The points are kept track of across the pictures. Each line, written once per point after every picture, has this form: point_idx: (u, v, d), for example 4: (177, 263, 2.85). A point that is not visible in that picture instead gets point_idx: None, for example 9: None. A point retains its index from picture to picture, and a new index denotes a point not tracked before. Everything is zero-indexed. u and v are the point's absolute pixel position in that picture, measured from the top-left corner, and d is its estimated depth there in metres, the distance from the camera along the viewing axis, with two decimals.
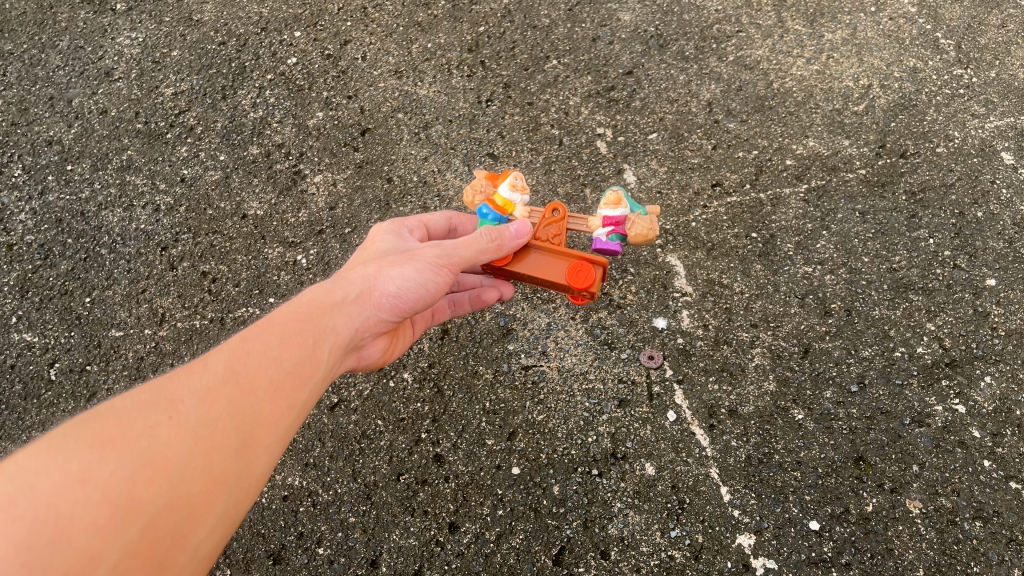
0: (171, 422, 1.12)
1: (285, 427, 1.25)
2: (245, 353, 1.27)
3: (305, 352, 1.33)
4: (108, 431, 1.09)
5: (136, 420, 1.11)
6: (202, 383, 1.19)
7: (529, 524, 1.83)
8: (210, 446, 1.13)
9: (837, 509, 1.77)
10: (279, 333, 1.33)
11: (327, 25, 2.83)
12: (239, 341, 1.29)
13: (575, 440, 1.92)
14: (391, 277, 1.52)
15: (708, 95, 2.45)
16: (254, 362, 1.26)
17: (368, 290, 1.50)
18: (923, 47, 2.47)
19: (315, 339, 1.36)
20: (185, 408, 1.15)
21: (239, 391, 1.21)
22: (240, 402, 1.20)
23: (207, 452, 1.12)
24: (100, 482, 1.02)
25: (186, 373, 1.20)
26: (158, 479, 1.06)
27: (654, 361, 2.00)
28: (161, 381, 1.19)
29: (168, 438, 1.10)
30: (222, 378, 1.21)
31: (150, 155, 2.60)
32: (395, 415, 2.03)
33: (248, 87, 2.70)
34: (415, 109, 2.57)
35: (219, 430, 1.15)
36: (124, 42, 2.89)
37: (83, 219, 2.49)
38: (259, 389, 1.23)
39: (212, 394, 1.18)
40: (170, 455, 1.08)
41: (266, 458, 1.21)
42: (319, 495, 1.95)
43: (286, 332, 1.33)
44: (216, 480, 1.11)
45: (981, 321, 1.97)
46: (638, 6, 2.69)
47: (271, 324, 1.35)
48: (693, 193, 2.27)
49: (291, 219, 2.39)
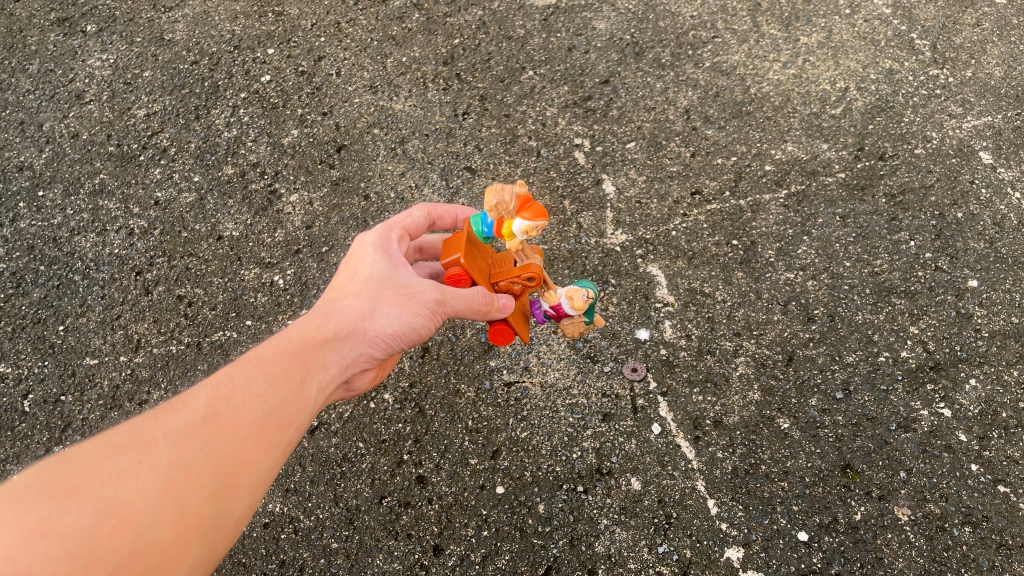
0: (142, 466, 1.08)
1: (266, 469, 1.21)
2: (229, 389, 1.23)
3: (291, 391, 1.28)
4: (73, 477, 1.05)
5: (105, 465, 1.07)
6: (179, 423, 1.15)
7: (514, 544, 1.80)
8: (184, 491, 1.09)
9: (825, 519, 1.75)
10: (266, 371, 1.28)
11: (300, 42, 2.81)
12: (222, 378, 1.25)
13: (559, 457, 1.90)
14: (384, 314, 1.49)
15: (685, 102, 2.44)
16: (237, 402, 1.22)
17: (359, 324, 1.46)
18: (898, 48, 2.47)
19: (303, 375, 1.32)
20: (157, 452, 1.11)
21: (220, 432, 1.17)
22: (218, 444, 1.16)
23: (180, 497, 1.08)
24: (61, 533, 0.99)
25: (163, 413, 1.17)
26: (123, 526, 1.02)
27: (638, 373, 1.98)
28: (139, 420, 1.15)
29: (136, 484, 1.06)
30: (202, 418, 1.17)
31: (123, 178, 2.56)
32: (376, 437, 2.00)
33: (221, 107, 2.68)
34: (391, 124, 2.55)
35: (195, 471, 1.12)
36: (95, 64, 2.86)
37: (55, 246, 2.46)
38: (240, 429, 1.19)
39: (189, 435, 1.14)
40: (137, 501, 1.05)
41: (244, 501, 1.17)
42: (300, 521, 1.92)
43: (274, 369, 1.29)
44: (188, 524, 1.08)
45: (964, 323, 1.96)
46: (612, 15, 2.69)
47: (257, 359, 1.30)
48: (673, 202, 2.25)
49: (267, 240, 2.36)
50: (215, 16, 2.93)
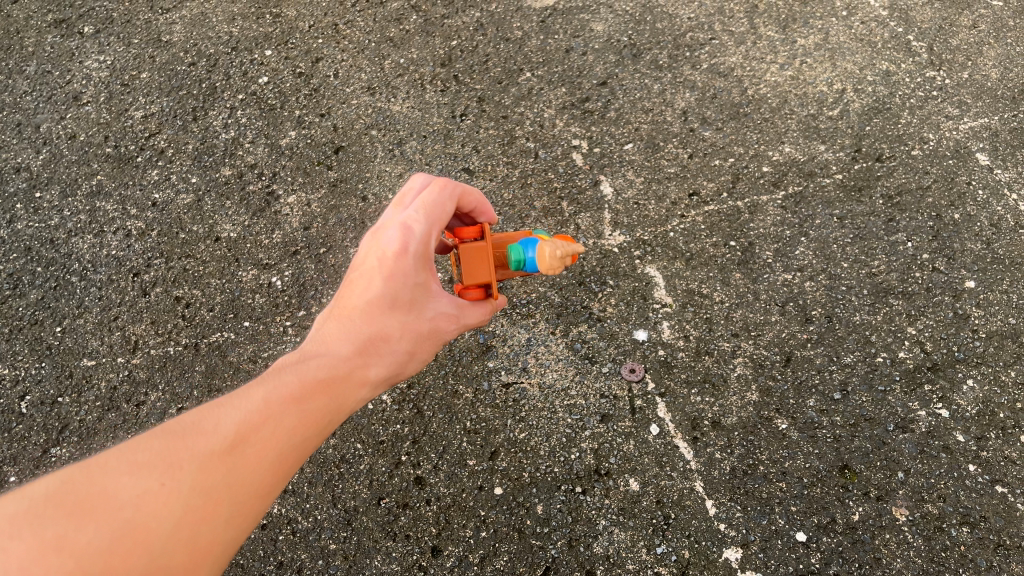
0: (162, 490, 1.02)
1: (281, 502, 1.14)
2: (260, 419, 1.14)
3: (320, 429, 1.20)
4: (92, 494, 1.00)
5: (124, 485, 1.01)
6: (206, 448, 1.08)
7: (513, 545, 1.80)
8: (204, 519, 1.03)
9: (824, 519, 1.75)
10: (298, 401, 1.19)
11: (298, 43, 2.81)
12: (253, 404, 1.15)
13: (558, 458, 1.90)
14: (418, 356, 1.38)
15: (683, 103, 2.45)
16: (267, 435, 1.13)
17: (395, 366, 1.33)
18: (895, 50, 2.47)
19: (334, 414, 1.23)
20: (179, 476, 1.04)
21: (245, 468, 1.09)
22: (243, 475, 1.08)
23: (197, 523, 1.03)
24: (76, 551, 0.94)
25: (190, 434, 1.09)
26: (137, 549, 0.97)
27: (636, 374, 1.98)
28: (163, 437, 1.08)
29: (155, 507, 1.01)
30: (230, 446, 1.10)
31: (120, 179, 2.56)
32: (373, 438, 2.00)
33: (219, 108, 2.67)
34: (389, 125, 2.55)
35: (215, 501, 1.05)
36: (92, 65, 2.86)
37: (52, 247, 2.45)
38: (266, 462, 1.11)
39: (214, 462, 1.07)
40: (155, 525, 1.00)
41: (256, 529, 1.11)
42: (298, 523, 1.91)
43: (306, 402, 1.19)
44: (202, 552, 1.02)
45: (961, 324, 1.97)
46: (610, 16, 2.69)
47: (290, 387, 1.20)
48: (671, 203, 2.25)
49: (265, 241, 2.36)
50: (212, 17, 2.93)
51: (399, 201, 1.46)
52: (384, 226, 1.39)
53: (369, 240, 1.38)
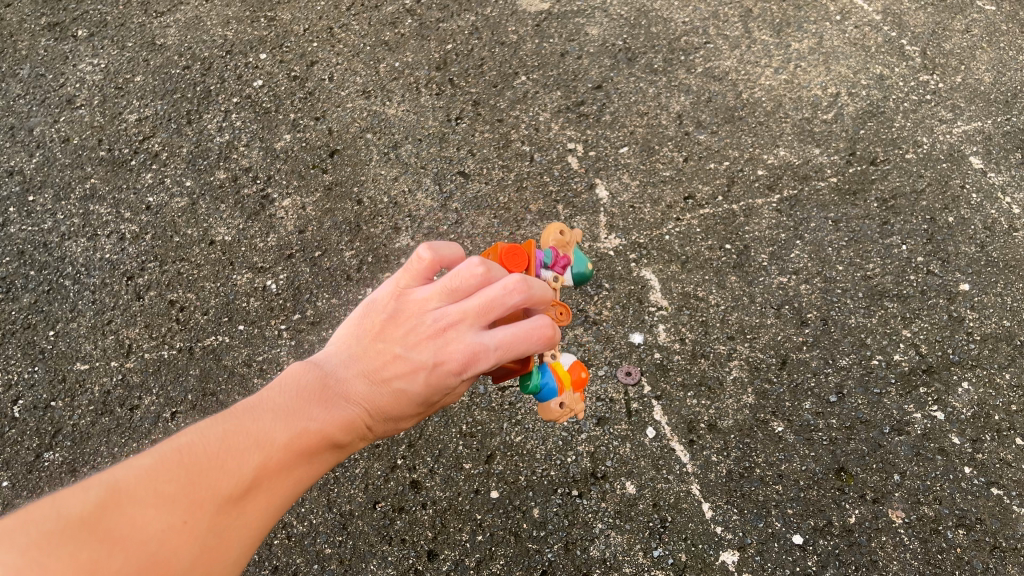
0: (183, 527, 0.95)
1: None
2: (277, 469, 1.04)
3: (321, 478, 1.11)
4: (117, 518, 0.93)
5: (148, 515, 0.94)
6: (226, 491, 0.99)
7: (509, 549, 1.79)
8: (217, 559, 0.98)
9: (820, 522, 1.75)
10: (313, 458, 1.08)
11: (293, 47, 2.80)
12: (274, 451, 1.04)
13: (554, 461, 1.89)
14: None
15: (678, 107, 2.45)
16: (280, 487, 1.04)
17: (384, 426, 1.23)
18: (889, 54, 2.49)
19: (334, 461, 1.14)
20: (200, 515, 0.97)
21: (253, 520, 1.02)
22: (253, 522, 1.02)
23: (211, 563, 0.98)
24: None
25: (214, 468, 1.00)
26: None
27: (632, 377, 1.98)
28: (187, 462, 0.99)
29: (176, 544, 0.94)
30: (247, 492, 1.01)
31: (114, 182, 2.55)
32: (369, 441, 1.99)
33: (213, 111, 2.67)
34: (384, 128, 2.55)
35: (227, 544, 0.99)
36: (86, 69, 2.85)
37: (46, 251, 2.44)
38: (274, 509, 1.04)
39: (230, 507, 0.99)
40: (175, 562, 0.94)
41: None
42: (292, 527, 1.90)
43: (318, 455, 1.10)
44: None
45: (956, 326, 1.97)
46: (605, 20, 2.70)
47: (310, 439, 1.07)
48: (666, 206, 2.25)
49: (259, 245, 2.35)
50: (207, 21, 2.92)
51: (486, 304, 1.14)
52: (459, 325, 1.14)
53: (437, 322, 1.15)
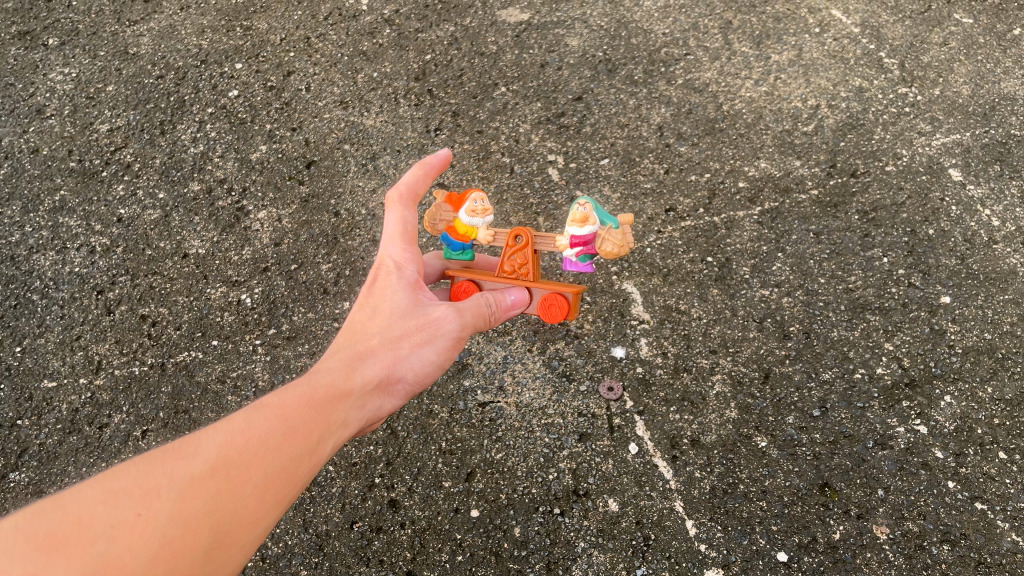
0: (138, 520, 1.06)
1: (265, 525, 1.17)
2: (241, 439, 1.19)
3: (308, 443, 1.25)
4: (64, 529, 1.04)
5: (101, 518, 1.06)
6: (185, 472, 1.12)
7: (490, 569, 1.77)
8: (180, 550, 1.06)
9: (804, 539, 1.73)
10: (283, 417, 1.25)
11: (269, 56, 2.76)
12: (235, 423, 1.22)
13: (535, 478, 1.86)
14: (410, 361, 1.47)
15: (658, 119, 2.44)
16: (249, 452, 1.18)
17: (386, 373, 1.44)
18: (867, 66, 2.49)
19: (321, 432, 1.28)
20: (157, 503, 1.08)
21: (221, 499, 1.12)
22: (222, 498, 1.12)
23: (175, 554, 1.06)
24: None
25: (171, 458, 1.14)
26: None
27: (614, 393, 1.95)
28: (143, 464, 1.13)
29: (129, 542, 1.04)
30: (210, 469, 1.14)
31: (84, 195, 2.49)
32: (346, 459, 1.95)
33: (188, 122, 2.62)
34: (362, 140, 2.51)
35: (193, 532, 1.08)
36: (56, 78, 2.80)
37: (14, 264, 2.39)
38: (246, 484, 1.15)
39: (192, 485, 1.11)
40: (128, 558, 1.03)
41: (238, 558, 1.13)
42: (267, 549, 1.87)
43: (289, 417, 1.26)
44: None
45: (938, 339, 1.96)
46: (584, 31, 2.68)
47: (274, 404, 1.27)
48: (647, 218, 2.24)
49: (234, 258, 2.31)
50: (181, 29, 2.87)
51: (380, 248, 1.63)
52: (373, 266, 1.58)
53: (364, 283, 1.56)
